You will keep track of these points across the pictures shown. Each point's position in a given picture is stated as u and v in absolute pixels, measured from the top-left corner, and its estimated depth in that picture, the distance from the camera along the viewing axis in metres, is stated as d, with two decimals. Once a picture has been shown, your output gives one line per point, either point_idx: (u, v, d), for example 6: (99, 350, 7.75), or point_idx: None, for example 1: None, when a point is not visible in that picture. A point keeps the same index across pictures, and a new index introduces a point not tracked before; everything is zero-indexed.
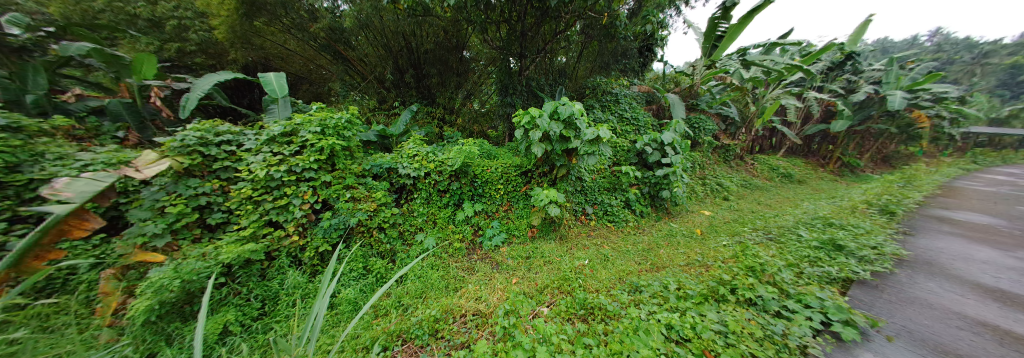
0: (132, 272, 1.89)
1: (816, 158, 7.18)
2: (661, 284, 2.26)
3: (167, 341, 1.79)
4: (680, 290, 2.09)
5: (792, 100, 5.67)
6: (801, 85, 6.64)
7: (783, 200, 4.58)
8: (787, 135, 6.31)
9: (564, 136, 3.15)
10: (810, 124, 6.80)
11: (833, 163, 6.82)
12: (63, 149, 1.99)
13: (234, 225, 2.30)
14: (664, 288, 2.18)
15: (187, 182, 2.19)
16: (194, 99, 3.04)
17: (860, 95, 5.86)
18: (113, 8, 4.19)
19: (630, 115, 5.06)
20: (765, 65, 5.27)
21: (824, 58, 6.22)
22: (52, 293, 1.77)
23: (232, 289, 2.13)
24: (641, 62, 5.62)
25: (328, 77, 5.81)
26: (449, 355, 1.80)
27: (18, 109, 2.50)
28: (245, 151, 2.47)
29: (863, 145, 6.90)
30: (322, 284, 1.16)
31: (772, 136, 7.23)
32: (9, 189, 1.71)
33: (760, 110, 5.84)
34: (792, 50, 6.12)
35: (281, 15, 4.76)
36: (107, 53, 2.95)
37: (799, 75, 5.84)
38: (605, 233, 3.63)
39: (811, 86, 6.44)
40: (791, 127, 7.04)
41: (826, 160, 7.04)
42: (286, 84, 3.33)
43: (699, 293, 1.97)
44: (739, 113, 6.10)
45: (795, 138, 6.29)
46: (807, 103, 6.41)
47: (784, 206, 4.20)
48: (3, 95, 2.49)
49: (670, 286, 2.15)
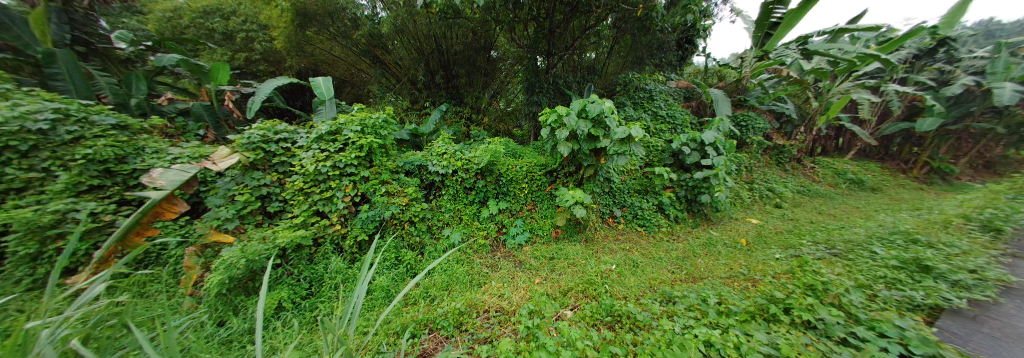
0: (208, 250, 2.22)
1: (896, 162, 6.10)
2: (699, 297, 2.08)
3: (234, 311, 2.08)
4: (721, 305, 1.92)
5: (866, 95, 4.86)
6: (879, 77, 5.71)
7: (851, 210, 3.91)
8: (859, 135, 5.37)
9: (592, 135, 3.06)
10: (888, 123, 5.78)
11: (918, 169, 5.72)
12: (158, 144, 2.37)
13: (289, 213, 2.58)
14: (703, 301, 2.01)
15: (253, 174, 2.52)
16: (258, 102, 3.46)
17: (957, 88, 4.77)
18: (195, 24, 4.91)
19: (665, 112, 4.73)
20: (831, 55, 4.56)
21: (908, 44, 5.31)
22: (150, 263, 2.15)
23: (285, 270, 2.40)
24: (679, 55, 5.48)
25: (367, 79, 6.25)
26: (473, 348, 1.85)
27: (124, 110, 3.02)
28: (298, 147, 2.75)
29: (959, 148, 5.53)
30: (362, 270, 1.28)
31: (838, 135, 6.31)
32: (118, 177, 2.10)
33: (825, 106, 5.07)
34: (867, 37, 5.24)
35: (329, 24, 5.12)
36: (192, 63, 3.45)
37: (877, 64, 4.97)
38: (634, 237, 3.46)
39: (891, 78, 5.47)
40: (863, 125, 6.06)
41: (908, 165, 5.94)
42: (332, 87, 3.65)
43: (744, 310, 1.79)
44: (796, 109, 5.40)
45: (869, 138, 5.39)
46: (886, 97, 5.46)
47: (851, 216, 3.62)
48: (115, 99, 3.04)
49: (710, 300, 1.98)
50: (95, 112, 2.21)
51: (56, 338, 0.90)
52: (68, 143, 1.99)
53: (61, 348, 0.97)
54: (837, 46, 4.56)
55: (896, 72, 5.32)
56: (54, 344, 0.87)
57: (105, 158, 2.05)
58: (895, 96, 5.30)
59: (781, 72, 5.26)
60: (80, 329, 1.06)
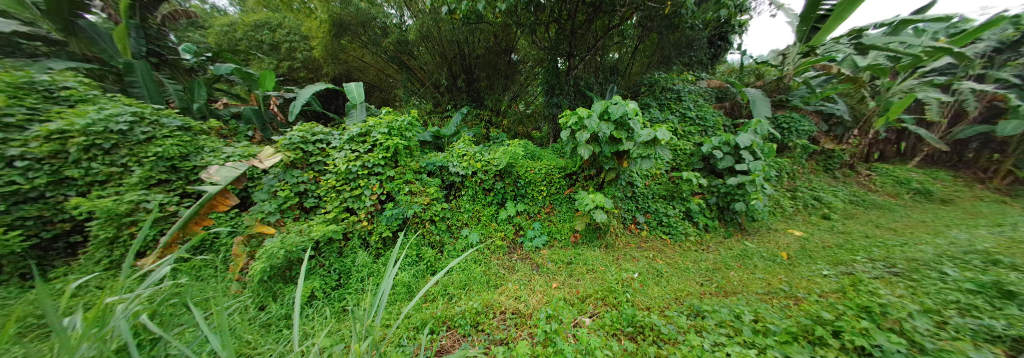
0: (253, 240, 2.46)
1: (972, 171, 5.18)
2: (731, 313, 1.93)
3: (273, 297, 2.29)
4: (757, 323, 1.76)
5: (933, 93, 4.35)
6: (950, 73, 4.87)
7: (914, 224, 3.38)
8: (926, 139, 4.73)
9: (615, 138, 2.97)
10: (963, 126, 5.00)
11: (999, 179, 4.80)
12: (214, 144, 2.67)
13: (322, 209, 2.77)
14: (736, 318, 1.87)
15: (292, 172, 2.75)
16: (298, 105, 3.76)
17: None
18: (247, 36, 5.46)
19: (695, 114, 4.46)
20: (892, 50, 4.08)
21: (986, 36, 4.57)
22: (205, 250, 2.42)
23: (317, 262, 2.58)
24: (710, 53, 5.35)
25: (394, 84, 6.55)
26: (489, 349, 1.87)
27: (187, 113, 3.43)
28: (332, 148, 2.93)
29: None
30: (389, 267, 1.33)
31: (900, 139, 5.57)
32: (182, 172, 2.40)
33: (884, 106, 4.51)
34: (936, 28, 4.60)
35: (361, 33, 5.41)
36: (245, 72, 3.85)
37: (948, 59, 4.38)
38: (659, 246, 3.28)
39: (966, 75, 4.74)
40: (931, 128, 5.26)
41: (989, 174, 5.00)
42: (363, 92, 3.88)
43: (785, 330, 1.63)
44: (849, 110, 4.84)
45: (939, 143, 4.71)
46: (960, 97, 4.73)
47: (916, 232, 3.14)
48: (181, 103, 3.46)
49: (744, 317, 1.83)
50: (164, 115, 2.54)
51: (127, 311, 1.05)
52: (142, 142, 2.31)
53: (132, 321, 1.13)
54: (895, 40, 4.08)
55: (972, 68, 4.60)
56: (126, 316, 1.02)
57: (172, 155, 2.35)
58: (971, 95, 4.59)
59: (829, 69, 4.51)
60: (148, 305, 1.23)
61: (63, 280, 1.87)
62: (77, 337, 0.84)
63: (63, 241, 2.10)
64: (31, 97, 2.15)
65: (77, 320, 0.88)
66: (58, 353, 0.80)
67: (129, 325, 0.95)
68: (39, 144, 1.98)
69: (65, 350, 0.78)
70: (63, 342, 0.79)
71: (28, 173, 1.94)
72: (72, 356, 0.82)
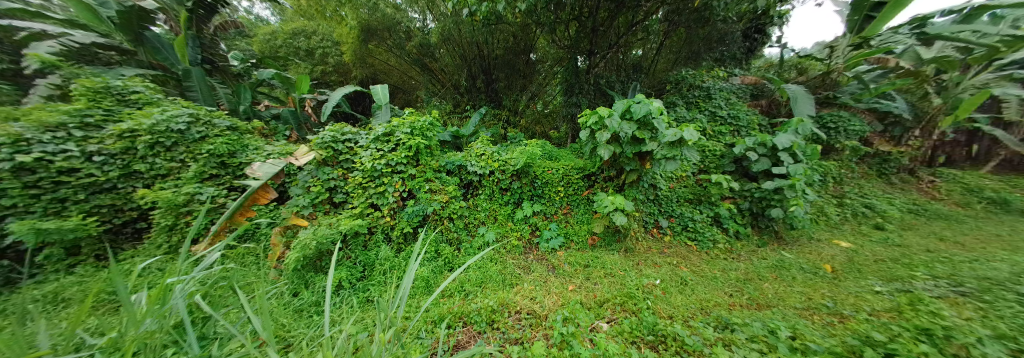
0: (289, 231, 2.66)
1: None
2: (765, 327, 1.79)
3: (305, 285, 2.47)
4: (796, 341, 1.61)
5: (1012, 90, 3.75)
6: None
7: (989, 238, 2.92)
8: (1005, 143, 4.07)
9: (637, 138, 2.86)
10: None
11: None
12: (257, 143, 2.93)
13: (350, 204, 2.92)
14: (771, 333, 1.72)
15: (324, 169, 2.93)
16: (329, 107, 4.01)
17: None
18: (287, 44, 5.90)
19: (727, 112, 4.17)
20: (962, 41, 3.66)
21: None
22: (248, 239, 2.67)
23: (345, 254, 2.75)
24: (745, 47, 5.03)
25: (416, 85, 6.77)
26: (504, 347, 1.87)
27: (235, 115, 3.80)
28: (359, 147, 3.08)
29: None
30: (410, 260, 1.36)
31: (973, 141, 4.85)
32: (230, 168, 2.66)
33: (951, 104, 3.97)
34: None
35: (387, 37, 5.66)
36: (284, 77, 4.17)
37: None
38: (684, 252, 3.11)
39: None
40: (1011, 129, 4.53)
41: None
42: (388, 94, 4.05)
43: (828, 350, 1.48)
44: (909, 107, 4.29)
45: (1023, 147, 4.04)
46: None
47: (988, 247, 2.72)
48: (229, 106, 3.82)
49: (781, 333, 1.68)
50: (216, 116, 2.83)
51: (183, 292, 1.19)
52: (197, 140, 2.59)
53: (188, 300, 1.27)
54: (965, 28, 3.62)
55: None
56: (182, 295, 1.16)
57: (222, 153, 2.61)
58: None
59: (886, 62, 4.19)
60: (201, 287, 1.38)
61: (131, 261, 2.15)
62: (142, 312, 0.97)
63: (132, 226, 2.41)
64: (109, 100, 2.50)
65: (144, 297, 1.02)
66: (129, 324, 0.93)
67: (184, 303, 1.08)
68: (113, 141, 2.31)
69: (133, 322, 0.90)
70: (131, 315, 0.91)
71: (104, 167, 2.25)
72: (138, 328, 0.95)
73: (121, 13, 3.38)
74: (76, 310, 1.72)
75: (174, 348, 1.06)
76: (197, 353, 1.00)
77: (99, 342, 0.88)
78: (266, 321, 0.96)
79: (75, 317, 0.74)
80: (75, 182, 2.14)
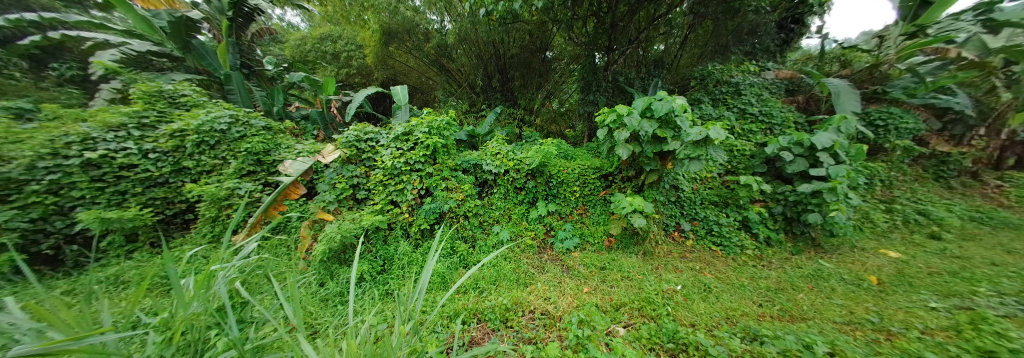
0: (317, 225, 2.83)
1: None
2: (800, 342, 1.65)
3: (331, 275, 2.61)
4: None
5: None
6: None
7: None
8: None
9: (658, 137, 2.75)
10: None
11: None
12: (288, 142, 3.13)
13: (371, 200, 3.04)
14: (807, 349, 1.58)
15: (348, 167, 3.07)
16: (353, 108, 4.20)
17: None
18: (315, 48, 6.24)
19: (758, 109, 3.88)
20: None
21: None
22: (280, 231, 2.86)
23: (366, 248, 2.87)
24: (780, 38, 4.77)
25: (433, 85, 6.91)
26: (518, 346, 1.88)
27: (270, 116, 4.09)
28: (379, 145, 3.20)
29: None
30: (429, 255, 1.39)
31: None
32: (265, 165, 2.86)
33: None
34: None
35: (406, 39, 5.84)
36: (313, 79, 4.42)
37: None
38: (708, 257, 2.95)
39: None
40: None
41: None
42: (407, 94, 4.17)
43: None
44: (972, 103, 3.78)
45: None
46: None
47: None
48: (265, 107, 4.11)
49: (818, 349, 1.54)
50: (253, 117, 3.06)
51: (225, 278, 1.30)
52: (236, 139, 2.82)
53: (229, 286, 1.39)
54: None
55: None
56: (224, 282, 1.26)
57: (258, 151, 2.82)
58: None
59: (946, 52, 3.81)
60: (239, 274, 1.50)
61: (181, 249, 2.38)
62: (190, 295, 1.07)
63: (181, 217, 2.66)
64: (162, 103, 2.78)
65: (192, 281, 1.12)
66: (178, 305, 1.04)
67: (225, 289, 1.18)
68: (166, 140, 2.56)
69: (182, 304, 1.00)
70: (180, 297, 1.01)
71: (158, 163, 2.51)
72: (186, 309, 1.06)
73: (170, 24, 3.73)
74: (135, 291, 1.94)
75: (217, 328, 1.17)
76: (236, 334, 1.10)
77: (153, 321, 0.98)
78: (295, 309, 1.04)
79: (133, 296, 0.84)
80: (135, 177, 2.41)
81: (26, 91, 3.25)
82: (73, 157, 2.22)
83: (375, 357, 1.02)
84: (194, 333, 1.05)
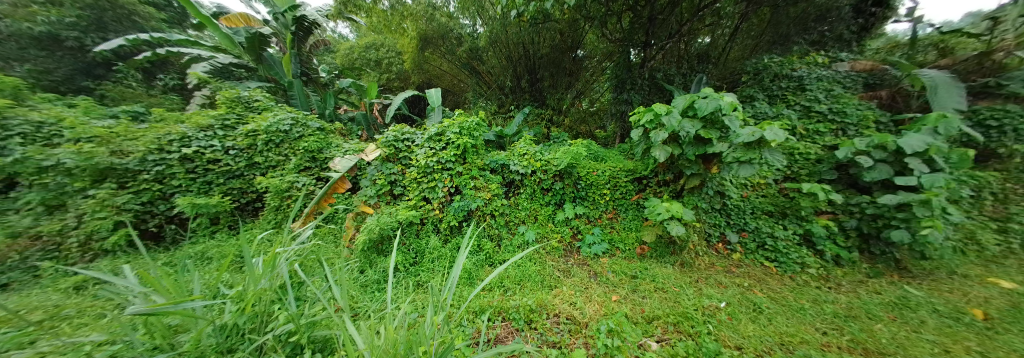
0: (359, 217, 3.09)
1: None
2: None
3: (370, 264, 2.82)
4: None
5: None
6: None
7: None
8: None
9: (702, 138, 2.51)
10: None
11: None
12: (338, 141, 3.46)
13: (405, 196, 3.24)
14: None
15: (387, 164, 3.30)
16: (392, 110, 4.50)
17: None
18: (360, 56, 6.84)
19: (827, 106, 3.36)
20: None
21: None
22: (330, 221, 3.19)
23: (400, 240, 3.06)
24: (857, 24, 4.17)
25: (464, 87, 7.13)
26: (541, 349, 1.85)
27: (323, 118, 4.57)
28: (414, 145, 3.38)
29: None
30: (461, 252, 1.43)
31: None
32: (320, 162, 3.21)
33: None
34: None
35: (440, 45, 6.13)
36: (360, 85, 4.84)
37: None
38: (759, 273, 2.62)
39: None
40: None
41: None
42: (441, 97, 4.35)
43: None
44: None
45: None
46: None
47: None
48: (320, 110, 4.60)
49: None
50: (310, 119, 3.45)
51: (286, 260, 1.49)
52: (297, 138, 3.20)
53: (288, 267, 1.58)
54: None
55: None
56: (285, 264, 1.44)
57: (313, 149, 3.18)
58: None
59: None
60: (296, 258, 1.70)
61: (253, 232, 2.77)
62: (259, 273, 1.25)
63: (252, 205, 3.10)
64: (240, 107, 3.27)
65: (261, 262, 1.31)
66: (250, 281, 1.22)
67: (286, 270, 1.35)
68: (242, 139, 3.01)
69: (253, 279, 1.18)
70: (251, 274, 1.18)
71: (236, 159, 2.96)
72: (256, 284, 1.24)
73: (249, 39, 4.35)
74: (218, 265, 2.32)
75: (279, 303, 1.34)
76: (294, 311, 1.24)
77: (232, 293, 1.17)
78: (342, 292, 1.18)
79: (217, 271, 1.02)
80: (218, 170, 2.88)
81: (139, 97, 4.13)
82: (173, 152, 2.74)
83: (408, 341, 1.10)
84: (261, 306, 1.21)
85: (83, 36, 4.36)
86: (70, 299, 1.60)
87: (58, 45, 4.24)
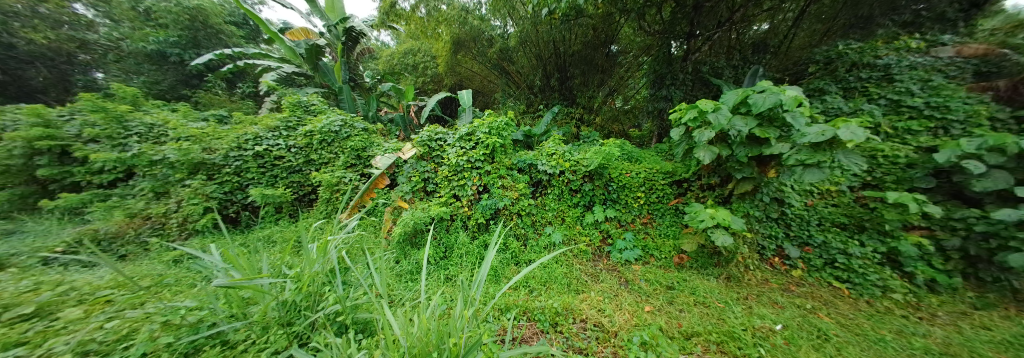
0: (397, 211, 3.32)
1: None
2: None
3: (403, 256, 2.99)
4: None
5: None
6: None
7: None
8: None
9: (756, 137, 2.24)
10: None
11: None
12: (379, 141, 3.74)
13: (437, 193, 3.39)
14: None
15: (422, 163, 3.48)
16: (426, 111, 4.74)
17: None
18: (399, 61, 7.30)
19: (924, 99, 2.78)
20: None
21: None
22: (370, 213, 3.47)
23: (431, 235, 3.20)
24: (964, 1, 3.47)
25: (494, 88, 7.23)
26: (566, 354, 1.80)
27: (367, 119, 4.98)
28: (444, 144, 3.52)
29: None
30: (489, 249, 1.46)
31: None
32: (364, 160, 3.52)
33: None
34: None
35: (473, 47, 6.30)
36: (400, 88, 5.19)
37: None
38: (826, 294, 2.25)
39: None
40: None
41: None
42: (471, 98, 4.47)
43: None
44: None
45: None
46: None
47: None
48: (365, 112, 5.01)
49: None
50: (355, 121, 3.78)
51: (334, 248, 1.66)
52: (344, 138, 3.54)
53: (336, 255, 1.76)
54: None
55: None
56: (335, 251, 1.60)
57: (358, 148, 3.49)
58: None
59: None
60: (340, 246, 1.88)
61: (309, 221, 3.13)
62: (313, 258, 1.41)
63: (307, 197, 3.48)
64: (298, 110, 3.72)
65: (314, 248, 1.47)
66: (306, 264, 1.38)
67: (334, 257, 1.50)
68: (300, 139, 3.42)
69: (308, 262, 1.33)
70: (307, 258, 1.34)
71: (296, 156, 3.37)
72: (311, 267, 1.40)
73: (308, 51, 4.99)
74: (281, 248, 2.66)
75: (328, 286, 1.49)
76: (340, 294, 1.37)
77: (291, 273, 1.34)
78: (381, 280, 1.28)
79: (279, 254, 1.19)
80: (282, 165, 3.31)
81: (223, 103, 4.90)
82: (249, 150, 3.22)
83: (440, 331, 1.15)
84: (314, 287, 1.36)
85: (183, 52, 5.49)
86: (169, 270, 1.97)
87: (165, 60, 5.54)
